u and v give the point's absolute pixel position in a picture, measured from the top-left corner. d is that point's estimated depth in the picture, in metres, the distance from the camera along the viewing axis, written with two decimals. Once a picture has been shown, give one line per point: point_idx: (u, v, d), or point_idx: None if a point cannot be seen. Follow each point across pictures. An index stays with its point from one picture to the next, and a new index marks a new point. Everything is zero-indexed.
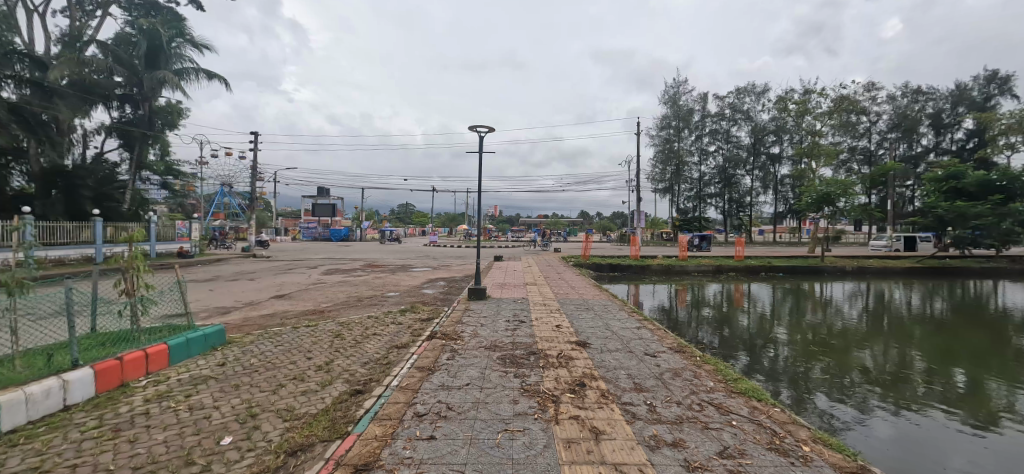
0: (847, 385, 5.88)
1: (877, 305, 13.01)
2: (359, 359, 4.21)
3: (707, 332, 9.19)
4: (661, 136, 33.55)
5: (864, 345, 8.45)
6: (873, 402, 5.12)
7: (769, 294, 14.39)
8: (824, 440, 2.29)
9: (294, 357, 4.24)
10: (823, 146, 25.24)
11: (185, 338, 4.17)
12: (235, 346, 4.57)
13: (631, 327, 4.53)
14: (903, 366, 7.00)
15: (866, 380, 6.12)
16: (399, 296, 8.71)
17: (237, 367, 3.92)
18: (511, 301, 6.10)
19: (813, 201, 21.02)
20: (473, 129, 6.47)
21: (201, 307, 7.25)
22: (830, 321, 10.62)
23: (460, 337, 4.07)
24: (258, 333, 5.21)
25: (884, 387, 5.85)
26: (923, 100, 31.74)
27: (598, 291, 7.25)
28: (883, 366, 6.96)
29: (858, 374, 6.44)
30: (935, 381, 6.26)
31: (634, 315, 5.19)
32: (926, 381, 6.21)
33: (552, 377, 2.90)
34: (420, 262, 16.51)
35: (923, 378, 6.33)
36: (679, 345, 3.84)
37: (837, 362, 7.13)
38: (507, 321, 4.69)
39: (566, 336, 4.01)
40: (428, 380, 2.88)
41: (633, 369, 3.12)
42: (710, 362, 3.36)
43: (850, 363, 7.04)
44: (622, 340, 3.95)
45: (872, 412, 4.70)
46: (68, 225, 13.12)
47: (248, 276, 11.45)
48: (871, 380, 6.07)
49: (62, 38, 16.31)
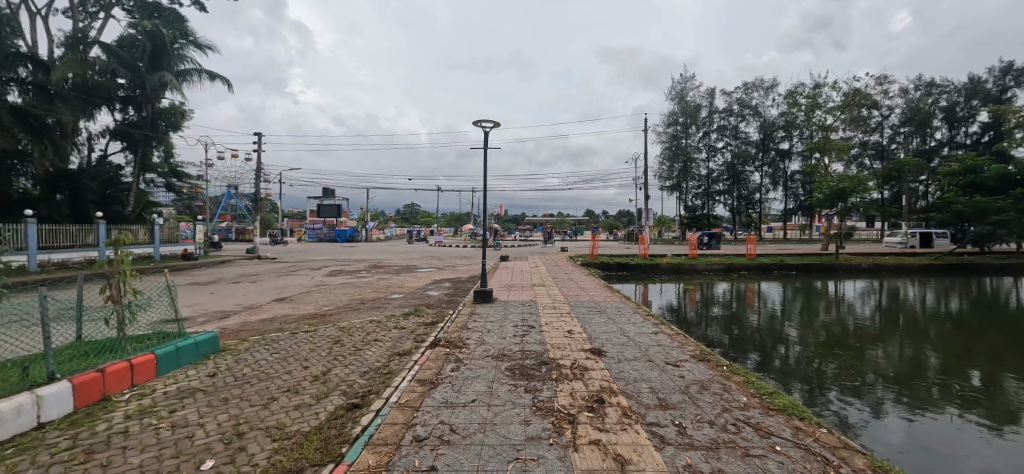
0: (861, 386, 5.58)
1: (892, 302, 12.56)
2: (358, 368, 3.96)
3: (717, 331, 8.86)
4: (668, 133, 33.06)
5: (876, 343, 8.12)
6: (889, 403, 4.83)
7: (780, 292, 13.94)
8: (885, 469, 1.99)
9: (290, 366, 4.00)
10: (835, 141, 24.63)
11: (175, 346, 3.95)
12: (228, 354, 4.34)
13: (648, 332, 4.23)
14: (918, 365, 6.68)
15: (881, 381, 5.82)
16: (403, 298, 8.45)
17: (228, 377, 3.67)
18: (519, 304, 5.81)
19: (826, 197, 20.49)
20: (478, 124, 6.19)
21: (200, 311, 7.03)
22: (843, 319, 10.27)
23: (465, 344, 3.79)
24: (254, 340, 4.96)
25: (899, 387, 5.56)
26: (936, 93, 30.93)
27: (609, 293, 6.96)
28: (896, 365, 6.65)
29: (872, 373, 6.13)
30: (951, 379, 5.97)
31: (649, 318, 4.89)
32: (942, 380, 5.91)
33: (567, 392, 2.61)
34: (426, 263, 16.25)
35: (939, 377, 6.03)
36: (702, 352, 3.55)
37: (851, 361, 6.81)
38: (514, 326, 4.40)
39: (580, 343, 3.71)
40: (430, 396, 2.61)
41: (656, 382, 2.83)
42: (740, 372, 3.07)
43: (863, 362, 6.73)
44: (640, 347, 3.66)
45: (887, 412, 4.48)
46: (71, 228, 13.04)
47: (250, 278, 11.29)
48: (887, 380, 5.78)
49: (66, 40, 16.25)
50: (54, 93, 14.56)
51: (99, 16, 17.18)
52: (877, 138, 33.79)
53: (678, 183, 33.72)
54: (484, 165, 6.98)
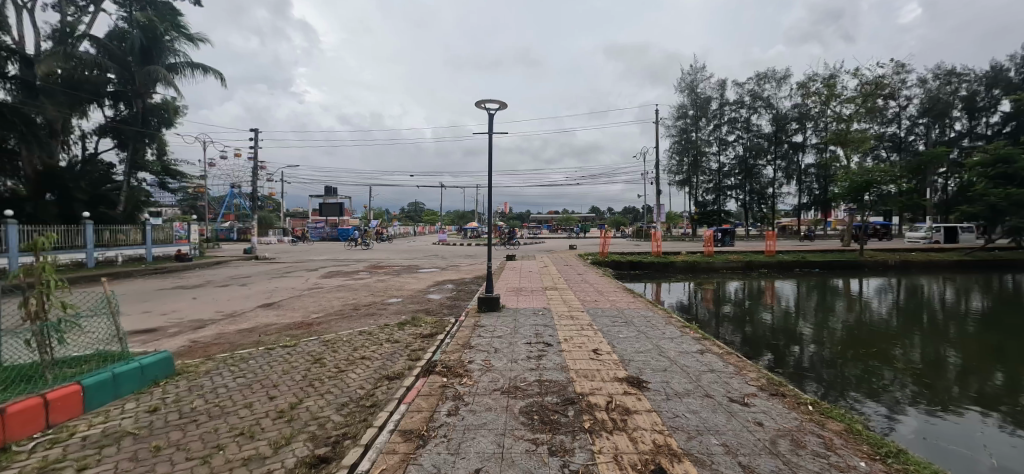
0: (880, 387, 4.91)
1: (910, 300, 11.72)
2: (335, 399, 3.22)
3: (728, 331, 8.05)
4: (677, 127, 32.03)
5: (894, 340, 7.41)
6: (905, 404, 4.29)
7: (793, 290, 13.05)
8: None
9: (251, 396, 3.27)
10: (854, 131, 23.41)
11: (111, 373, 3.22)
12: (183, 379, 3.60)
13: (691, 351, 3.44)
14: (939, 363, 6.06)
15: (899, 380, 5.20)
16: (401, 303, 7.68)
17: (170, 415, 2.94)
18: (529, 314, 5.00)
19: (848, 189, 19.37)
20: (480, 106, 5.39)
21: (173, 321, 6.28)
22: (862, 318, 9.33)
23: (468, 371, 3.02)
24: (219, 359, 4.21)
25: (917, 385, 5.01)
26: (956, 82, 29.51)
27: (630, 298, 6.14)
28: (914, 364, 5.92)
29: (890, 372, 5.52)
30: (970, 378, 5.31)
31: (688, 331, 4.08)
32: (964, 380, 5.25)
33: (611, 457, 1.84)
34: (428, 263, 15.41)
35: (960, 375, 5.43)
36: (772, 383, 2.76)
37: (869, 358, 6.17)
38: (527, 345, 3.62)
39: (611, 369, 2.94)
40: (416, 463, 1.84)
41: (733, 437, 2.04)
42: (838, 419, 2.28)
43: (879, 360, 6.03)
44: (689, 374, 2.90)
45: (905, 411, 4.04)
46: (58, 229, 12.48)
47: (241, 281, 10.54)
48: (906, 379, 5.21)
49: (53, 33, 15.55)
50: (40, 89, 13.81)
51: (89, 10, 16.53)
52: (894, 129, 32.57)
53: (688, 178, 32.75)
54: (489, 153, 6.20)
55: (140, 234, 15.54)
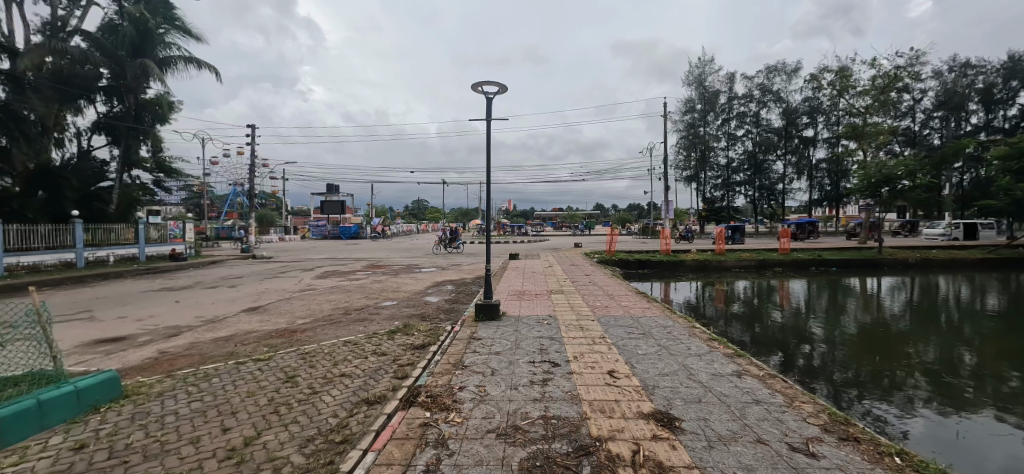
0: (893, 386, 4.43)
1: (928, 299, 11.04)
2: (300, 432, 2.69)
3: (736, 330, 7.46)
4: (685, 121, 31.14)
5: (909, 340, 6.80)
6: (917, 403, 3.86)
7: (806, 289, 12.36)
8: None
9: (202, 427, 2.75)
10: (872, 124, 22.32)
11: (36, 399, 2.71)
12: (129, 404, 3.09)
13: (726, 373, 2.87)
14: (952, 362, 5.52)
15: (911, 377, 4.72)
16: (395, 306, 7.13)
17: (97, 455, 2.42)
18: (533, 324, 4.45)
19: (865, 185, 18.44)
20: (478, 88, 4.80)
21: (148, 328, 5.79)
22: (877, 318, 8.61)
23: (458, 403, 2.48)
24: (180, 376, 3.69)
25: (929, 383, 4.53)
26: (972, 74, 28.38)
27: (644, 303, 5.61)
28: (928, 363, 5.39)
29: (903, 370, 5.01)
30: (983, 378, 4.77)
31: (716, 346, 3.54)
32: (978, 379, 4.77)
33: None
34: (428, 263, 14.78)
35: (977, 375, 4.89)
36: (834, 422, 2.19)
37: (884, 358, 5.60)
38: (530, 366, 3.08)
39: (635, 402, 2.37)
40: None
41: None
42: None
43: (893, 359, 5.50)
44: (732, 407, 2.34)
45: (916, 412, 3.60)
46: (43, 228, 12.02)
47: (231, 282, 10.00)
48: (920, 378, 4.69)
49: (43, 28, 15.10)
50: (27, 83, 13.34)
51: (80, 4, 16.07)
52: (908, 123, 31.55)
53: (696, 174, 32.02)
54: (490, 142, 5.56)
55: (133, 232, 15.09)
